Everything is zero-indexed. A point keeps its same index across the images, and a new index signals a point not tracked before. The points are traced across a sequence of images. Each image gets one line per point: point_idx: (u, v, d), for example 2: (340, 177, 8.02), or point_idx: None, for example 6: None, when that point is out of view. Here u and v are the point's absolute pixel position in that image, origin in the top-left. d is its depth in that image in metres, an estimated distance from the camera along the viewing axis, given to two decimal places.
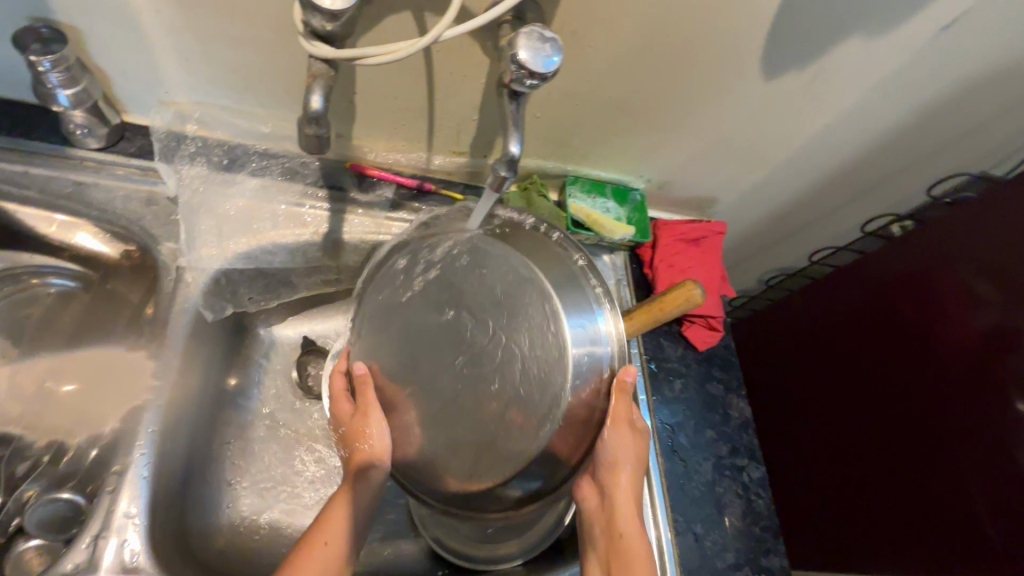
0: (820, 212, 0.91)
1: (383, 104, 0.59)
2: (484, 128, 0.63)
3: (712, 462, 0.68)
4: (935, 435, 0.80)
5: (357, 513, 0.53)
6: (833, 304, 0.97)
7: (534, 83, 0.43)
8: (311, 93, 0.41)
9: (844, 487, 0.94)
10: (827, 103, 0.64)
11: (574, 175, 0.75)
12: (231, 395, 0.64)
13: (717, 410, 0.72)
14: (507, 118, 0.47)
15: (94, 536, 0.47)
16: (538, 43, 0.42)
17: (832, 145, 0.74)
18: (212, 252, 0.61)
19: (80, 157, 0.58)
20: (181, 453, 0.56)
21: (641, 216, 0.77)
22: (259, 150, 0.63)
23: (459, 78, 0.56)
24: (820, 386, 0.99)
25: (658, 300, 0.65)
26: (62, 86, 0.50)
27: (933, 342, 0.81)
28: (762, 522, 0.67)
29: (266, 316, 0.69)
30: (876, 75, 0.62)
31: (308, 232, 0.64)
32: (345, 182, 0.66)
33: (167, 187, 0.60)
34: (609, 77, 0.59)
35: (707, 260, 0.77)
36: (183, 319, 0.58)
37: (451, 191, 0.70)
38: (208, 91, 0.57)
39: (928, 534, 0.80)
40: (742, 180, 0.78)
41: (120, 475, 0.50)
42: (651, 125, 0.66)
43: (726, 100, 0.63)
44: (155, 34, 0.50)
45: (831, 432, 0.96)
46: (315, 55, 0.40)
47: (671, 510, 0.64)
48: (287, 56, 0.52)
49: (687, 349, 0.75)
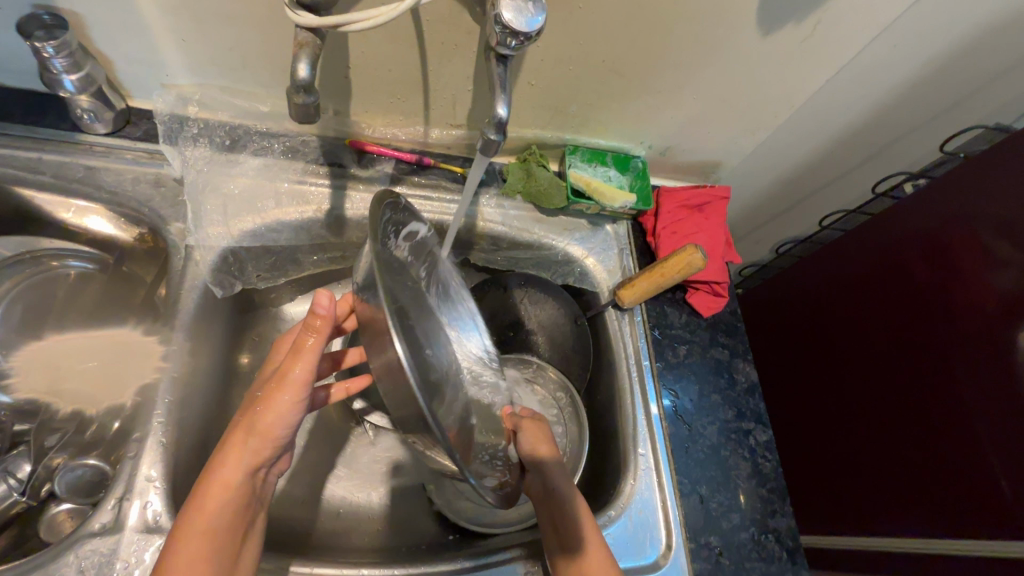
0: (829, 174, 0.89)
1: (377, 78, 0.60)
2: (479, 98, 0.63)
3: (717, 425, 0.69)
4: (948, 395, 0.79)
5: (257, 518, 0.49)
6: (848, 268, 0.95)
7: (518, 43, 0.43)
8: (297, 62, 0.41)
9: (856, 452, 0.93)
10: (828, 57, 0.63)
11: (574, 145, 0.75)
12: (243, 369, 0.68)
13: (723, 374, 0.72)
14: (494, 82, 0.46)
15: (118, 499, 0.50)
16: (521, 2, 0.42)
17: (836, 102, 0.72)
18: (219, 231, 0.62)
19: (89, 142, 0.60)
20: (197, 423, 0.58)
21: (643, 184, 0.76)
22: (260, 130, 0.65)
23: (450, 47, 0.56)
24: (835, 351, 0.97)
25: (662, 265, 0.68)
26: (67, 71, 0.52)
27: (951, 303, 0.79)
28: (769, 484, 0.67)
29: (275, 293, 0.71)
30: (880, 24, 0.59)
31: (311, 209, 0.66)
32: (345, 158, 0.68)
33: (173, 168, 0.62)
34: (601, 39, 0.58)
35: (711, 226, 0.76)
36: (193, 296, 0.59)
37: (451, 165, 0.71)
38: (207, 72, 0.58)
39: (946, 496, 0.79)
40: (744, 142, 0.77)
41: (140, 442, 0.52)
42: (646, 88, 0.65)
43: (724, 57, 0.61)
44: (151, 16, 0.51)
45: (848, 399, 0.95)
46: (300, 24, 0.40)
47: (676, 473, 0.65)
48: (278, 30, 0.53)
49: (692, 315, 0.74)
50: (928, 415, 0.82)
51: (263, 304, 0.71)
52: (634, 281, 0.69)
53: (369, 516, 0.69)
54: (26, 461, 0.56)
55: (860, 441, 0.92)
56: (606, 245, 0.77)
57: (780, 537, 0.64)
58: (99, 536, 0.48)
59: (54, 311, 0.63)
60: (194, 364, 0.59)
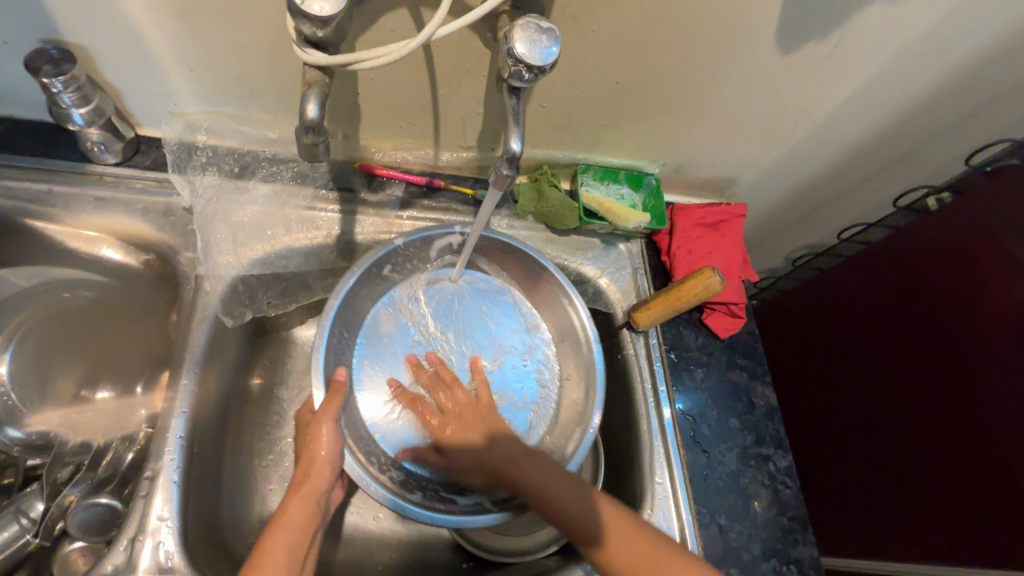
0: (850, 187, 0.87)
1: (387, 103, 0.59)
2: (490, 121, 0.62)
3: (736, 452, 0.67)
4: (970, 410, 0.77)
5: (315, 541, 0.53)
6: (869, 281, 0.92)
7: (532, 76, 0.42)
8: (306, 102, 0.41)
9: (874, 469, 0.91)
10: (849, 74, 0.61)
11: (586, 163, 0.74)
12: (254, 395, 0.68)
13: (741, 398, 0.70)
14: (507, 114, 0.45)
15: (131, 539, 0.49)
16: (535, 34, 0.41)
17: (857, 118, 0.70)
18: (229, 260, 0.61)
19: (98, 173, 0.60)
20: (209, 455, 0.58)
21: (657, 202, 0.74)
22: (268, 156, 0.64)
23: (461, 73, 0.55)
24: (852, 364, 0.95)
25: (678, 287, 0.66)
26: (76, 106, 0.52)
27: (971, 316, 0.77)
28: (790, 512, 0.65)
29: (285, 318, 0.71)
30: (904, 40, 0.57)
31: (321, 235, 0.65)
32: (355, 183, 0.67)
33: (181, 198, 0.61)
34: (615, 61, 0.57)
35: (727, 244, 0.74)
36: (203, 327, 0.59)
37: (461, 186, 0.70)
38: (215, 100, 0.58)
39: (970, 514, 0.77)
40: (761, 158, 0.75)
41: (152, 480, 0.51)
42: (661, 107, 0.64)
43: (741, 76, 0.60)
44: (159, 48, 0.51)
45: (864, 412, 0.93)
46: (308, 62, 0.40)
47: (694, 502, 0.63)
48: (287, 59, 0.52)
49: (708, 337, 0.73)
50: (951, 434, 0.79)
51: (273, 330, 0.71)
52: (649, 303, 0.67)
53: (382, 544, 0.69)
54: (40, 499, 0.55)
55: (877, 457, 0.90)
56: (620, 265, 0.76)
57: (802, 567, 0.63)
58: None
59: (65, 342, 0.63)
60: (206, 395, 0.58)
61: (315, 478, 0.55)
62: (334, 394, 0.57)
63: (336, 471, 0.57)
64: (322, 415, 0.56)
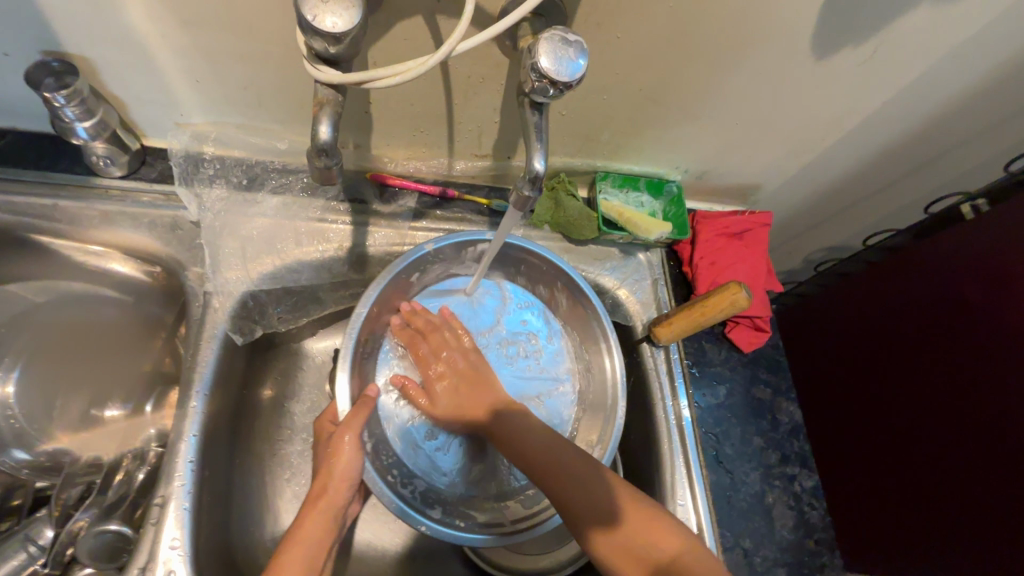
0: (878, 193, 0.83)
1: (400, 112, 0.56)
2: (507, 130, 0.59)
3: (761, 471, 0.65)
4: (1002, 427, 0.73)
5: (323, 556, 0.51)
6: (896, 289, 0.89)
7: (557, 92, 0.39)
8: (318, 122, 0.39)
9: (898, 482, 0.88)
10: (887, 79, 0.58)
11: (605, 170, 0.71)
12: (264, 410, 0.66)
13: (765, 416, 0.68)
14: (529, 129, 0.43)
15: (141, 569, 0.48)
16: (561, 47, 0.38)
17: (891, 125, 0.66)
18: (238, 275, 0.60)
19: (104, 186, 0.58)
20: (219, 476, 0.56)
21: (679, 210, 0.72)
22: (278, 167, 0.62)
23: (478, 81, 0.52)
24: (876, 375, 0.92)
25: (702, 302, 0.64)
26: (80, 120, 0.50)
27: (1004, 330, 0.73)
28: (816, 535, 0.63)
29: (296, 331, 0.69)
30: (948, 45, 0.54)
31: (333, 248, 0.63)
32: (366, 194, 0.64)
33: (189, 212, 0.59)
34: (639, 68, 0.54)
35: (751, 255, 0.71)
36: (212, 346, 0.57)
37: (475, 195, 0.68)
38: (222, 111, 0.56)
39: (1001, 534, 0.74)
40: (788, 165, 0.72)
41: (162, 507, 0.50)
42: (686, 115, 0.61)
43: (772, 82, 0.56)
44: (164, 59, 0.49)
45: (887, 424, 0.90)
46: (320, 80, 0.38)
47: (717, 525, 0.61)
48: (296, 69, 0.50)
49: (731, 351, 0.70)
50: (978, 449, 0.76)
51: (284, 343, 0.69)
52: (671, 318, 0.65)
53: (395, 562, 0.68)
54: (49, 525, 0.53)
55: (901, 470, 0.88)
56: (639, 275, 0.73)
57: None
58: None
59: (74, 359, 0.62)
60: (218, 414, 0.57)
61: (334, 493, 0.53)
62: (358, 407, 0.55)
63: (354, 486, 0.55)
64: (345, 425, 0.54)
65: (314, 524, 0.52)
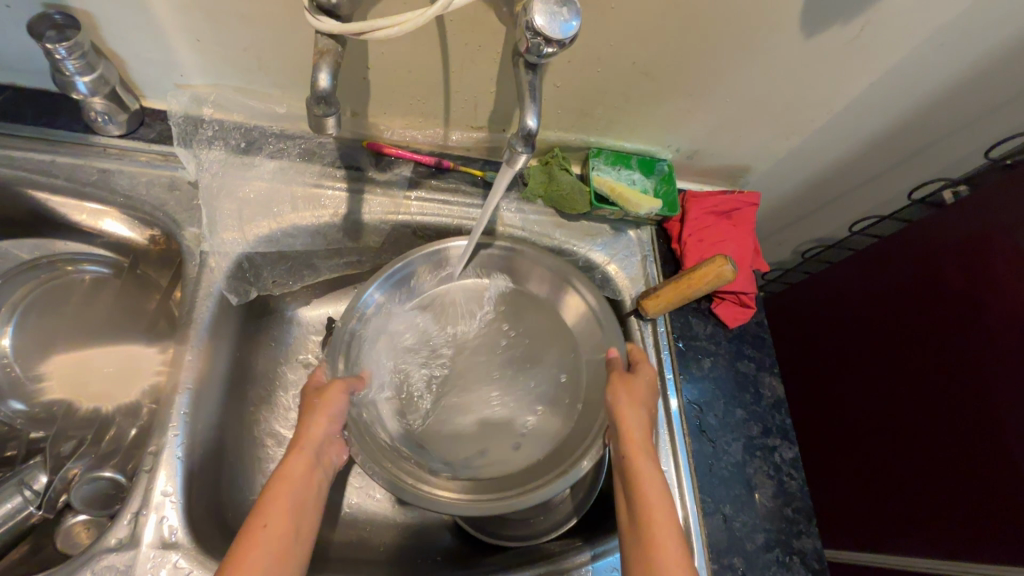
0: (865, 181, 0.85)
1: (396, 78, 0.57)
2: (502, 101, 0.61)
3: (742, 442, 0.67)
4: (971, 407, 0.76)
5: (304, 495, 0.51)
6: (880, 277, 0.92)
7: (551, 51, 0.41)
8: (318, 72, 0.40)
9: (874, 465, 0.91)
10: (871, 61, 0.59)
11: (598, 147, 0.72)
12: (258, 373, 0.67)
13: (749, 389, 0.69)
14: (523, 90, 0.44)
15: (135, 513, 0.49)
16: (555, 7, 0.39)
17: (876, 109, 0.68)
18: (234, 236, 0.60)
19: (102, 144, 0.59)
20: (214, 431, 0.57)
21: (669, 189, 0.73)
22: (275, 132, 0.63)
23: (474, 49, 0.53)
24: (857, 359, 0.95)
25: (688, 275, 0.66)
26: (80, 73, 0.50)
27: (979, 313, 0.76)
28: (794, 504, 0.65)
29: (290, 298, 0.70)
30: (930, 27, 0.56)
31: (328, 214, 0.64)
32: (362, 161, 0.66)
33: (186, 171, 0.60)
34: (633, 40, 0.55)
35: (739, 233, 0.73)
36: (208, 304, 0.58)
37: (470, 167, 0.69)
38: (222, 74, 0.56)
39: (962, 508, 0.77)
40: (777, 146, 0.73)
41: (156, 455, 0.51)
42: (678, 91, 0.62)
43: (763, 59, 0.58)
44: (164, 16, 0.49)
45: (865, 407, 0.93)
46: (320, 30, 0.39)
47: (698, 491, 0.63)
48: (296, 30, 0.51)
49: (717, 326, 0.72)
50: (949, 430, 0.79)
51: (278, 308, 0.70)
52: (659, 292, 0.66)
53: (384, 526, 0.69)
54: (43, 472, 0.54)
55: (875, 450, 0.91)
56: (629, 252, 0.74)
57: (805, 558, 0.63)
58: (115, 551, 0.48)
59: (70, 315, 0.63)
60: (210, 371, 0.57)
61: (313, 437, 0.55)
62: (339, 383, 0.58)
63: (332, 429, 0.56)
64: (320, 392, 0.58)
65: (298, 459, 0.53)
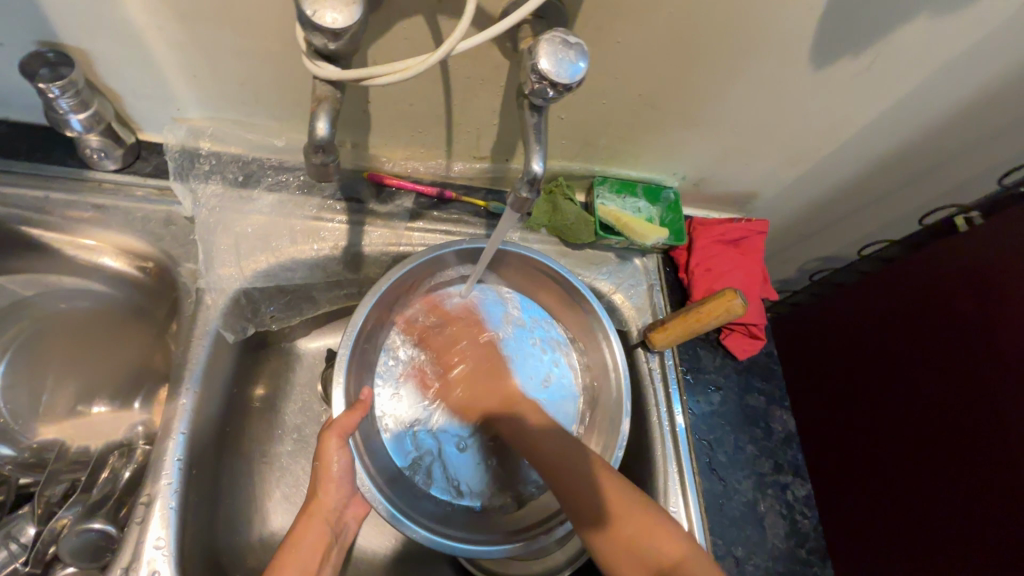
0: (873, 203, 0.83)
1: (397, 111, 0.56)
2: (506, 132, 0.59)
3: (753, 479, 0.65)
4: (978, 434, 0.75)
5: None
6: (887, 301, 0.90)
7: (556, 93, 0.39)
8: (316, 119, 0.39)
9: (876, 494, 0.88)
10: (881, 91, 0.58)
11: (603, 175, 0.71)
12: (255, 408, 0.66)
13: (759, 424, 0.67)
14: (528, 131, 0.43)
15: (124, 568, 0.47)
16: (561, 49, 0.38)
17: (886, 136, 0.67)
18: (231, 272, 0.59)
19: (98, 180, 0.57)
20: (208, 475, 0.56)
21: (675, 217, 0.72)
22: (274, 164, 0.62)
23: (477, 83, 0.52)
24: (864, 385, 0.93)
25: (697, 309, 0.64)
26: (74, 111, 0.49)
27: (988, 338, 0.74)
28: (808, 544, 0.63)
29: (288, 331, 0.69)
30: (941, 59, 0.55)
31: (327, 247, 0.62)
32: (363, 192, 0.64)
33: (182, 207, 0.59)
34: (638, 72, 0.54)
35: (746, 262, 0.72)
36: (204, 342, 0.56)
37: (473, 198, 0.68)
38: (219, 107, 0.55)
39: (968, 540, 0.75)
40: (785, 173, 0.72)
41: (148, 505, 0.49)
42: (684, 122, 0.61)
43: (770, 91, 0.57)
44: (160, 52, 0.48)
45: (867, 434, 0.91)
46: (319, 76, 0.38)
47: (710, 534, 0.61)
48: (295, 66, 0.49)
49: (726, 357, 0.70)
50: (954, 457, 0.77)
51: (276, 341, 0.69)
52: (665, 324, 0.65)
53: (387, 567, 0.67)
54: (31, 523, 0.52)
55: (877, 478, 0.88)
56: (635, 281, 0.73)
57: None
58: None
59: (63, 352, 0.62)
60: (205, 414, 0.56)
61: (328, 501, 0.54)
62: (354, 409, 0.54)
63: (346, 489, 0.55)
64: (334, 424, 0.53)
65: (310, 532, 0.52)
